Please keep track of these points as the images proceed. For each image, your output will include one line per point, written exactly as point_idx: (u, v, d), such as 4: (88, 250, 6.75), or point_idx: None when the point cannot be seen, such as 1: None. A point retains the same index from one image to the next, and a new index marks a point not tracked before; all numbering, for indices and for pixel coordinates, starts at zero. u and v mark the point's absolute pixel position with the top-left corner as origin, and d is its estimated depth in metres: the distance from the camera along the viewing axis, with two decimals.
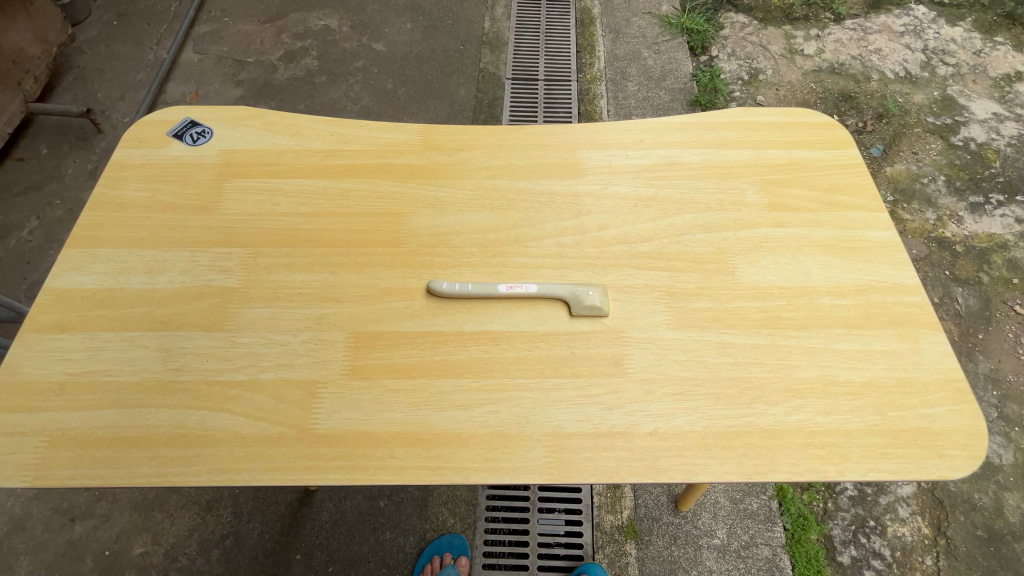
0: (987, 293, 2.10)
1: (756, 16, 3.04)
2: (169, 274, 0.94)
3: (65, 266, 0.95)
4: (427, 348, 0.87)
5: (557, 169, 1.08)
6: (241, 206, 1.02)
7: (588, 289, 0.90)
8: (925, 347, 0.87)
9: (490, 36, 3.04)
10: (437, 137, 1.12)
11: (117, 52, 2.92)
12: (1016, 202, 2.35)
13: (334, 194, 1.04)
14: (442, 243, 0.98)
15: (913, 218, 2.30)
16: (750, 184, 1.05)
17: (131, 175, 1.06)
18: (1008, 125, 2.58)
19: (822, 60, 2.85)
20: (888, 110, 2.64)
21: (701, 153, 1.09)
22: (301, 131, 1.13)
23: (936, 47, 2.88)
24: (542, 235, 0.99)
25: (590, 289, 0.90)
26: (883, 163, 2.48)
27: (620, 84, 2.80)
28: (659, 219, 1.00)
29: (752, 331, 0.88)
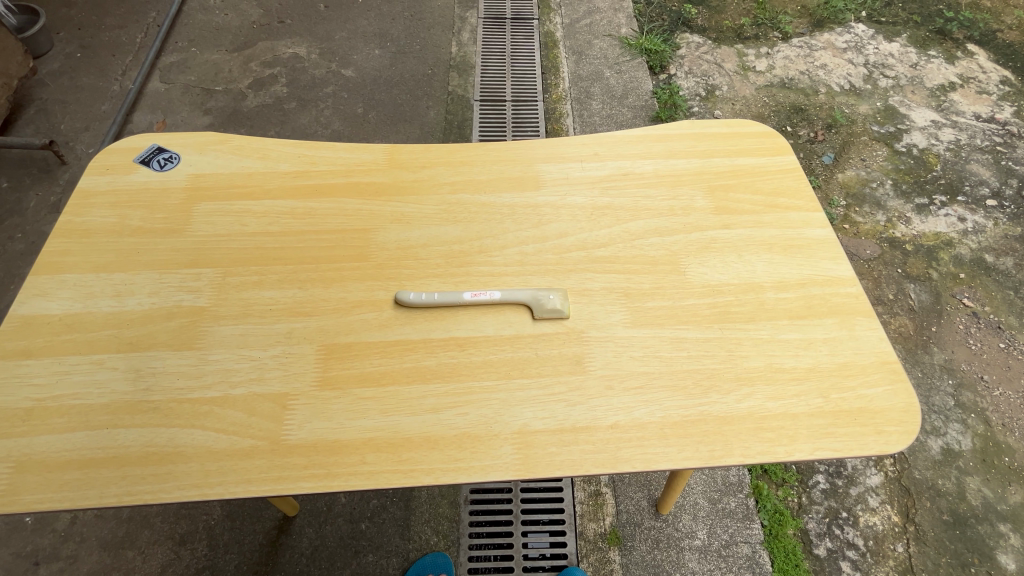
0: (937, 289, 2.23)
1: (710, 36, 3.22)
2: (138, 297, 0.95)
3: (30, 293, 0.95)
4: (397, 356, 0.90)
5: (517, 182, 1.13)
6: (209, 228, 1.04)
7: (546, 293, 0.95)
8: (862, 333, 0.94)
9: (458, 60, 3.14)
10: (402, 156, 1.17)
11: (81, 83, 2.91)
12: (958, 202, 2.52)
13: (303, 213, 1.07)
14: (409, 257, 1.01)
15: (865, 220, 2.45)
16: (698, 191, 1.12)
17: (99, 202, 1.08)
18: (945, 131, 2.78)
19: (773, 76, 3.03)
20: (836, 121, 2.81)
21: (652, 163, 1.17)
22: (268, 154, 1.16)
23: (876, 61, 3.10)
24: (505, 244, 1.03)
25: (550, 294, 0.95)
26: (835, 170, 2.64)
27: (585, 103, 2.93)
28: (614, 225, 1.06)
29: (705, 326, 0.94)
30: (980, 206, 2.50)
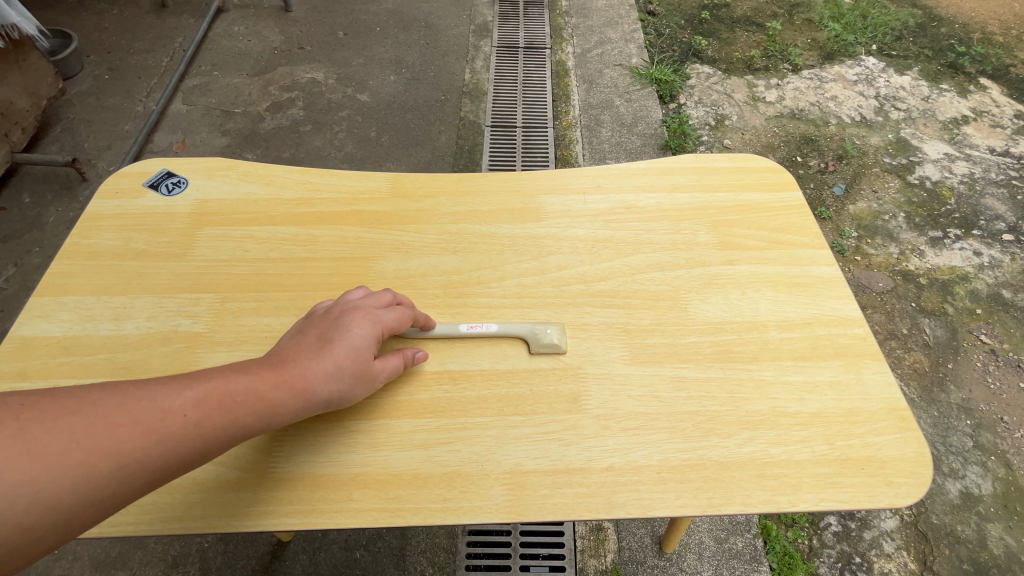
0: (953, 324, 2.18)
1: (720, 67, 3.26)
2: (136, 321, 0.96)
3: (32, 314, 0.96)
4: (390, 388, 0.88)
5: (519, 213, 1.13)
6: (212, 253, 1.05)
7: (542, 326, 0.94)
8: (870, 377, 0.91)
9: (470, 87, 3.21)
10: (405, 185, 1.18)
11: (107, 103, 3.02)
12: (973, 235, 2.48)
13: (304, 240, 1.07)
14: (407, 287, 1.01)
15: (877, 252, 2.42)
16: (702, 225, 1.11)
17: (107, 225, 1.09)
18: (959, 164, 2.75)
19: (784, 106, 3.04)
20: (847, 152, 2.80)
21: (656, 197, 1.16)
22: (274, 181, 1.18)
23: (887, 94, 3.10)
24: (504, 276, 1.03)
25: (546, 327, 0.94)
26: (846, 201, 2.61)
27: (594, 131, 2.96)
28: (615, 258, 1.05)
29: (706, 366, 0.92)
30: (996, 240, 2.46)
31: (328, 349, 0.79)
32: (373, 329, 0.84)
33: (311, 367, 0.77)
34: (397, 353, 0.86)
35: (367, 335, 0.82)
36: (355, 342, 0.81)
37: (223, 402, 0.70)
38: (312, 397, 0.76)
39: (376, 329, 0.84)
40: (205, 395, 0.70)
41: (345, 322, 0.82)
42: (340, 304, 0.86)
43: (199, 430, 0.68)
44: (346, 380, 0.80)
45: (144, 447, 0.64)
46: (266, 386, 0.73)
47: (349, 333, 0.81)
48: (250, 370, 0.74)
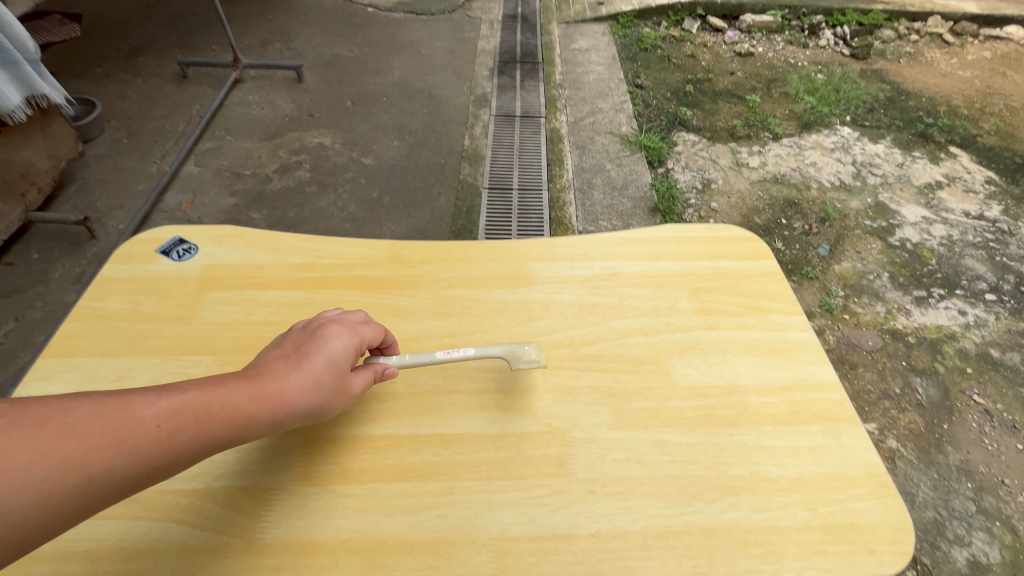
0: (945, 383, 2.24)
1: (705, 135, 3.49)
2: (137, 382, 0.99)
3: (37, 375, 0.99)
4: (380, 452, 0.90)
5: (509, 279, 1.19)
6: (216, 316, 1.10)
7: (516, 347, 0.97)
8: (848, 441, 0.94)
9: (469, 152, 3.40)
10: (403, 252, 1.25)
11: (122, 165, 3.18)
12: (956, 295, 2.56)
13: (304, 304, 1.13)
14: (401, 350, 1.05)
15: (865, 311, 2.49)
16: (683, 292, 1.17)
17: (117, 289, 1.15)
18: (937, 226, 2.88)
19: (766, 171, 3.22)
20: (829, 215, 2.94)
21: (639, 264, 1.23)
22: (279, 247, 1.25)
23: (864, 161, 3.29)
24: (494, 339, 1.07)
25: (522, 347, 0.97)
26: (831, 262, 2.71)
27: (587, 193, 3.10)
28: (601, 323, 1.11)
29: (688, 429, 0.94)
30: (979, 299, 2.55)
31: (306, 363, 0.85)
32: (351, 344, 0.90)
33: (289, 378, 0.83)
34: (371, 367, 0.92)
35: (344, 349, 0.89)
36: (332, 355, 0.87)
37: (198, 411, 0.74)
38: (291, 403, 0.81)
39: (352, 344, 0.90)
40: (190, 401, 0.75)
41: (322, 338, 0.88)
42: (318, 322, 0.93)
43: (185, 432, 0.73)
44: (323, 392, 0.85)
45: (125, 455, 0.68)
46: (245, 395, 0.78)
47: (324, 347, 0.87)
48: (232, 381, 0.79)
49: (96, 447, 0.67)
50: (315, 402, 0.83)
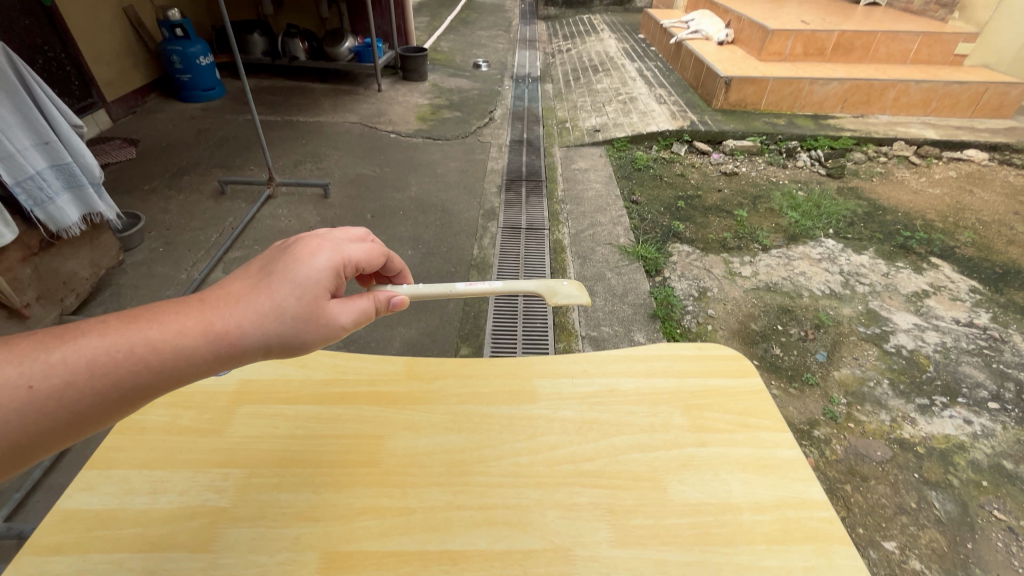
0: (962, 498, 2.20)
1: (698, 246, 3.76)
2: (169, 494, 1.07)
3: (77, 486, 1.07)
4: (392, 568, 0.95)
5: (515, 395, 1.30)
6: (246, 430, 1.20)
7: (559, 287, 1.31)
8: (841, 562, 0.97)
9: (478, 261, 3.67)
10: (419, 368, 1.38)
11: (156, 272, 3.46)
12: (959, 402, 2.60)
13: (328, 418, 1.23)
14: (415, 464, 1.13)
15: (869, 419, 2.52)
16: (676, 408, 1.27)
17: (157, 402, 1.26)
18: (929, 333, 2.99)
19: (759, 280, 3.42)
20: (823, 322, 3.07)
21: (634, 381, 1.34)
22: (307, 362, 1.38)
23: (850, 270, 3.50)
24: (501, 454, 1.16)
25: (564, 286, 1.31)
26: (830, 368, 2.79)
27: (589, 300, 3.27)
28: (600, 439, 1.19)
29: (685, 548, 0.99)
30: (983, 408, 2.58)
31: (279, 289, 0.99)
32: (325, 271, 1.03)
33: (261, 307, 0.96)
34: (354, 297, 1.07)
35: (319, 278, 1.02)
36: (307, 282, 1.00)
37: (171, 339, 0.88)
38: (264, 333, 0.96)
39: (322, 268, 1.03)
40: (166, 333, 0.88)
41: (298, 265, 1.01)
42: (296, 242, 1.05)
43: (165, 360, 0.87)
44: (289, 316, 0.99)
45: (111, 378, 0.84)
46: (215, 323, 0.92)
47: (301, 274, 1.00)
48: (201, 309, 0.93)
49: (81, 372, 0.82)
50: (293, 331, 0.99)
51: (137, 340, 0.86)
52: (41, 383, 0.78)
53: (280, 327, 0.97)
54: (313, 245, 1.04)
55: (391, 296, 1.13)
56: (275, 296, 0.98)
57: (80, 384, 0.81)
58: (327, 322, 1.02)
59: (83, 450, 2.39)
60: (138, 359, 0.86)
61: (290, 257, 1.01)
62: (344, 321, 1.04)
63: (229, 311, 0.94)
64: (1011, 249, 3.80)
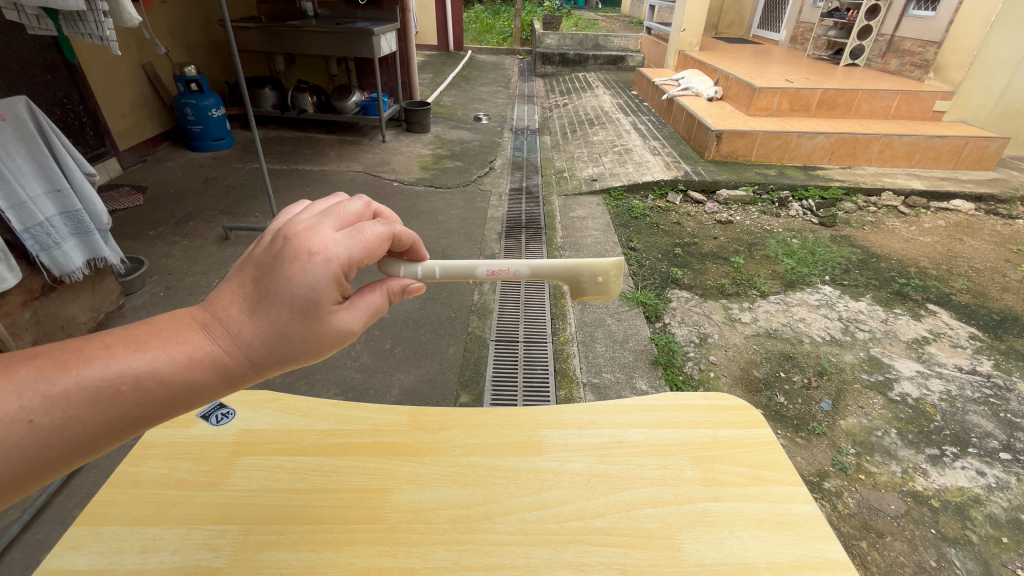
0: (983, 556, 2.11)
1: (696, 292, 3.80)
2: (161, 553, 1.02)
3: (65, 545, 1.03)
4: None
5: (522, 446, 1.28)
6: (245, 483, 1.17)
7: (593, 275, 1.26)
8: None
9: (478, 307, 3.68)
10: (423, 418, 1.35)
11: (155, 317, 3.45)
12: (970, 453, 2.55)
13: (330, 470, 1.20)
14: (419, 520, 1.09)
15: (880, 470, 2.46)
16: (686, 461, 1.24)
17: (155, 454, 1.23)
18: (933, 380, 2.97)
19: (758, 326, 3.43)
20: (826, 368, 3.06)
21: (642, 431, 1.32)
22: (309, 412, 1.36)
23: (849, 316, 3.52)
24: (508, 509, 1.12)
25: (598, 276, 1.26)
26: (836, 417, 2.75)
27: (590, 345, 3.26)
28: (610, 493, 1.16)
29: None
30: (995, 459, 2.52)
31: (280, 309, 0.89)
32: (324, 282, 0.90)
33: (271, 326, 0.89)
34: (364, 295, 1.00)
35: (319, 288, 0.89)
36: (309, 294, 0.89)
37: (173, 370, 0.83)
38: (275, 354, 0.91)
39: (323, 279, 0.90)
40: (172, 361, 0.83)
41: (298, 275, 0.88)
42: (289, 245, 0.89)
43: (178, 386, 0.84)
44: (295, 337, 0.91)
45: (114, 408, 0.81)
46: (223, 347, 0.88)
47: (310, 280, 0.89)
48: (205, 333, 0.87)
49: (84, 405, 0.78)
50: (306, 343, 0.93)
51: (142, 367, 0.81)
52: (41, 417, 0.76)
53: (294, 343, 0.92)
54: (320, 238, 0.90)
55: (406, 284, 1.09)
56: (285, 306, 0.88)
57: (82, 416, 0.79)
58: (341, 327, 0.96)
59: (65, 503, 2.29)
60: (149, 387, 0.82)
61: (295, 255, 0.88)
62: (354, 324, 0.98)
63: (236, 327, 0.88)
64: (1007, 296, 3.84)
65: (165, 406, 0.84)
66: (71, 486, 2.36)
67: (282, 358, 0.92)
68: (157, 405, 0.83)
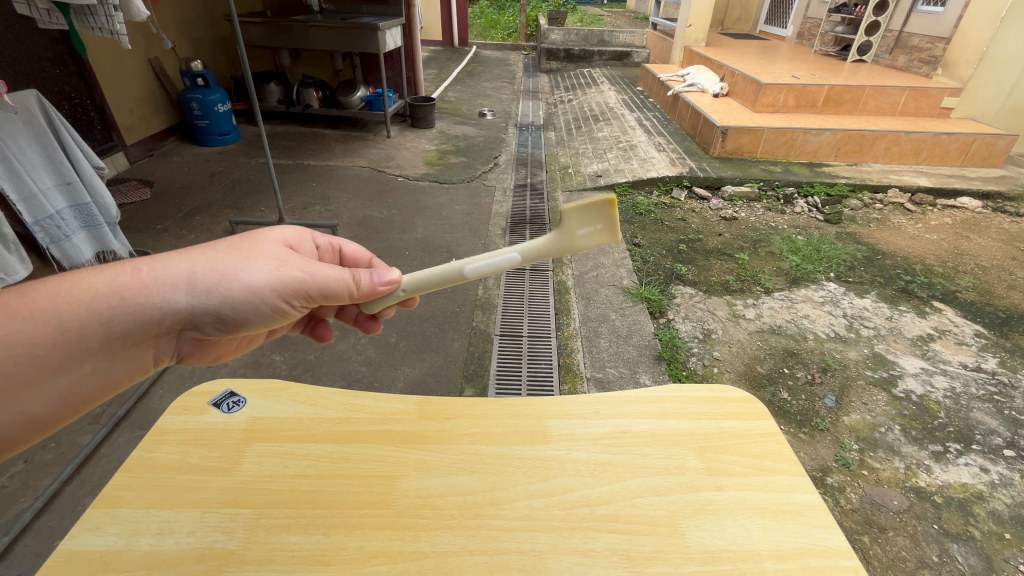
0: (986, 551, 2.12)
1: (701, 288, 3.81)
2: (176, 535, 1.04)
3: (83, 526, 1.05)
4: None
5: (528, 435, 1.29)
6: (256, 469, 1.19)
7: (589, 226, 1.22)
8: None
9: (483, 301, 3.70)
10: (430, 407, 1.37)
11: None
12: (973, 449, 2.55)
13: (339, 457, 1.22)
14: (426, 505, 1.11)
15: (883, 466, 2.46)
16: (690, 451, 1.25)
17: (168, 439, 1.25)
18: (938, 378, 2.97)
19: (762, 322, 3.43)
20: (830, 365, 3.06)
21: (647, 422, 1.34)
22: (319, 401, 1.38)
23: (854, 313, 3.52)
24: (514, 496, 1.14)
25: (596, 228, 1.22)
26: (840, 413, 2.76)
27: (594, 340, 3.27)
28: (614, 482, 1.18)
29: None
30: (999, 456, 2.52)
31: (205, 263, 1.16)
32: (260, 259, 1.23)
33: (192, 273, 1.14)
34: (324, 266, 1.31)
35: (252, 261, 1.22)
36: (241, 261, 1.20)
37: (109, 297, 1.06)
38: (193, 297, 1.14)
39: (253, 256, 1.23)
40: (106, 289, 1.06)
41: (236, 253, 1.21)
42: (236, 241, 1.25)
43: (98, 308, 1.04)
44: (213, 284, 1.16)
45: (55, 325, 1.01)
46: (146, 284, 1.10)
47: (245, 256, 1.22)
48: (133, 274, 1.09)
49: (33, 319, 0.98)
50: (226, 270, 1.17)
51: (78, 286, 1.04)
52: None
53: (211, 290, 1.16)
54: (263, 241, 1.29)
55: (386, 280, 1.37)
56: (214, 246, 1.19)
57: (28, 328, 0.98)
58: (268, 262, 1.22)
59: (77, 492, 2.33)
60: (74, 307, 1.03)
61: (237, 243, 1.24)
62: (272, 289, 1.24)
63: (162, 258, 1.12)
64: (1012, 294, 3.83)
65: (89, 324, 1.04)
66: (82, 475, 2.40)
67: (199, 287, 1.14)
68: (86, 321, 1.04)
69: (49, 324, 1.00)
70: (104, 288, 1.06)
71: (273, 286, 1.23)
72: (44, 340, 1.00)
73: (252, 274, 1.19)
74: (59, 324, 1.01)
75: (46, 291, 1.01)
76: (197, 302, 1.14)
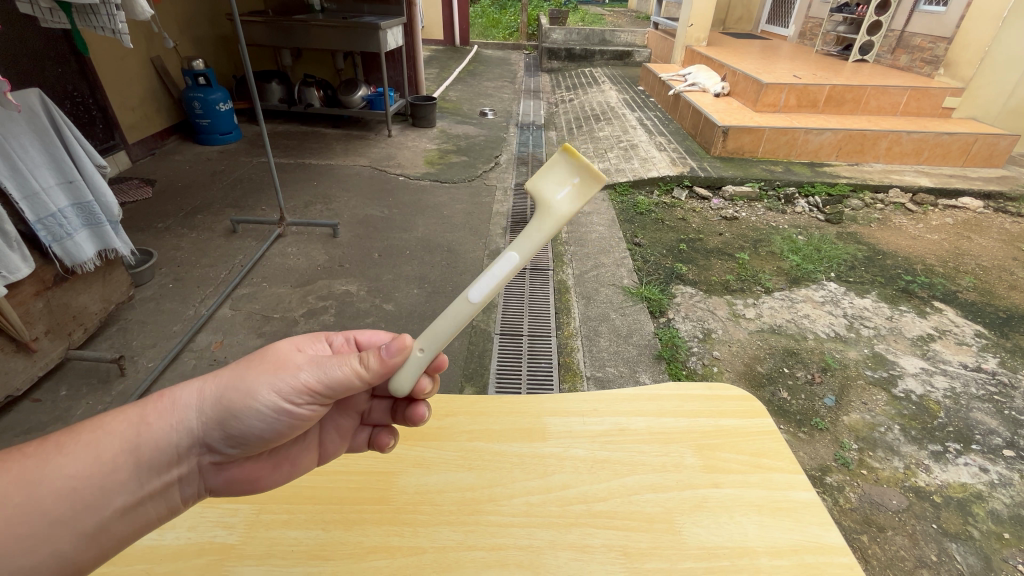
0: (984, 551, 2.12)
1: (701, 288, 3.81)
2: (176, 531, 1.05)
3: None
4: None
5: (526, 433, 1.30)
6: None
7: (564, 183, 1.12)
8: None
9: (483, 300, 3.71)
10: (429, 404, 1.38)
11: (164, 308, 3.52)
12: (973, 449, 2.56)
13: (339, 454, 1.23)
14: (425, 501, 1.12)
15: (882, 465, 2.47)
16: (687, 448, 1.26)
17: None
18: (938, 378, 2.97)
19: (762, 322, 3.44)
20: (830, 365, 3.06)
21: (645, 419, 1.34)
22: None
23: (854, 313, 3.52)
24: (512, 493, 1.14)
25: (574, 184, 1.11)
26: (839, 412, 2.76)
27: (594, 339, 3.28)
28: (613, 478, 1.18)
29: None
30: (998, 456, 2.52)
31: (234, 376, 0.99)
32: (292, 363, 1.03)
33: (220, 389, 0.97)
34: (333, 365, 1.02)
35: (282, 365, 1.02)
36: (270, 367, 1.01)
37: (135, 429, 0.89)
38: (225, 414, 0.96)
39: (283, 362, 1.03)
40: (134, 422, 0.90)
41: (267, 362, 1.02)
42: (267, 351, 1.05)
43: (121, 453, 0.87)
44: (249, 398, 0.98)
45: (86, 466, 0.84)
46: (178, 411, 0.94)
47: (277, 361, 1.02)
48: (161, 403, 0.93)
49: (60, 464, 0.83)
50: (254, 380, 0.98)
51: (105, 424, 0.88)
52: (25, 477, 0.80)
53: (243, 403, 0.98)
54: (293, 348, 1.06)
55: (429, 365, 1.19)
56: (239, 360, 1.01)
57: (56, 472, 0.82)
58: (285, 367, 1.00)
59: None
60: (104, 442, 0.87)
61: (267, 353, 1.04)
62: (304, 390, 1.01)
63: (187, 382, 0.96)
64: (1013, 294, 3.82)
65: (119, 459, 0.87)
66: None
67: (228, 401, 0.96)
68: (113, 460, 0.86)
69: (63, 488, 0.82)
70: (119, 432, 0.89)
71: (297, 392, 1.01)
72: (61, 512, 0.81)
73: (276, 384, 0.99)
74: (73, 486, 0.83)
75: (58, 447, 0.84)
76: (217, 424, 0.96)
